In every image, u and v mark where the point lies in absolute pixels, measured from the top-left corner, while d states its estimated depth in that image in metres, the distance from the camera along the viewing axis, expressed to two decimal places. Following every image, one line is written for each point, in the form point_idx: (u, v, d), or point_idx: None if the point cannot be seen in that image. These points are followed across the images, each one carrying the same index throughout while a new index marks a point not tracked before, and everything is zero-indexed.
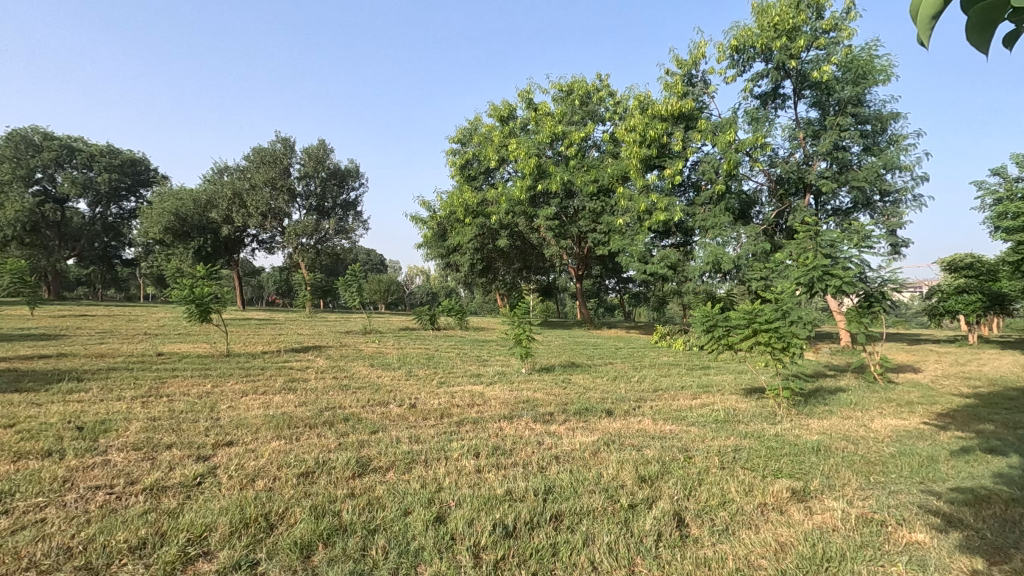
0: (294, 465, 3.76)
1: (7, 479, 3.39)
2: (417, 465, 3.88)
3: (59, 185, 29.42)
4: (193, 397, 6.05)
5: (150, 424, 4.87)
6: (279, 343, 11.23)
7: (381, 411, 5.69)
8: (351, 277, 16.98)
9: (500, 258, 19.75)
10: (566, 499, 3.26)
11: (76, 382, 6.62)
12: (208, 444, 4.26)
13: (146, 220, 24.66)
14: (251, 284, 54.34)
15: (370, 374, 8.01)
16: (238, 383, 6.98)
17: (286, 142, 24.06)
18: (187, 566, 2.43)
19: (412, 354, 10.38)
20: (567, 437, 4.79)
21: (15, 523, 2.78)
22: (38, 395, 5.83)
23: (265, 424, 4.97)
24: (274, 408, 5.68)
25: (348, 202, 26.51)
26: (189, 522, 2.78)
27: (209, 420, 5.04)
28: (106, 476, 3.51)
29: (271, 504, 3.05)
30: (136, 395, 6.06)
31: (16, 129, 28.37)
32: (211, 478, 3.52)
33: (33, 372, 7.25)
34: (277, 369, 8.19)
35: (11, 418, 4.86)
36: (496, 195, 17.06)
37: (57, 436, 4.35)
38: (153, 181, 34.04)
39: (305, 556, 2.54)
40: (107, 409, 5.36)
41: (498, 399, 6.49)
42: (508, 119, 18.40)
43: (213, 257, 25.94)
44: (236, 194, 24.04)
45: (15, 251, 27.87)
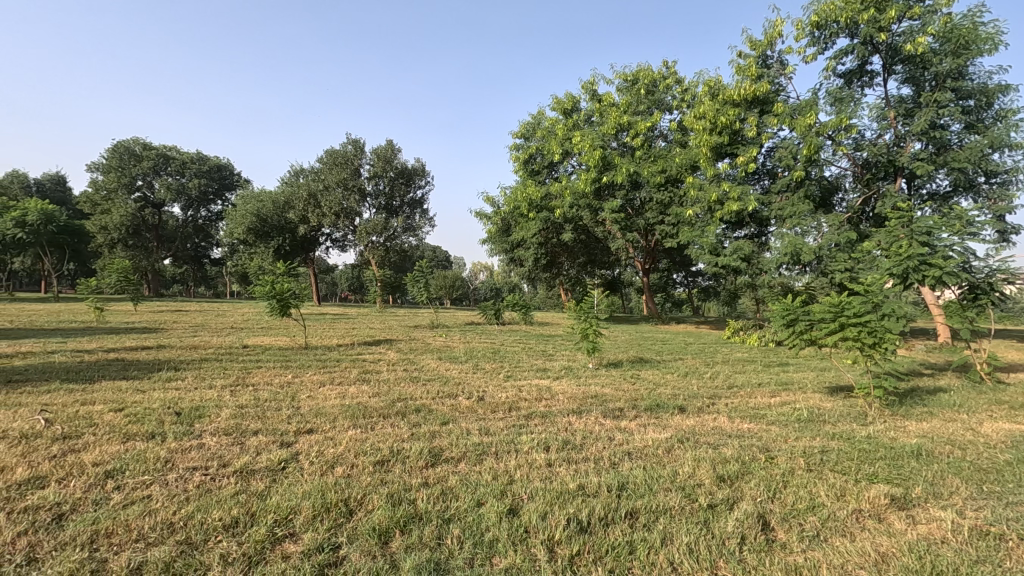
0: (370, 454, 3.88)
1: (118, 457, 3.72)
2: (488, 457, 3.90)
3: (157, 191, 31.97)
4: (275, 386, 6.41)
5: (239, 410, 5.20)
6: (352, 337, 11.69)
7: (451, 403, 5.79)
8: (418, 272, 17.42)
9: (564, 253, 19.63)
10: (641, 496, 3.15)
11: (174, 371, 7.19)
12: (291, 431, 4.48)
13: (231, 221, 26.37)
14: (324, 281, 57.18)
15: (439, 367, 8.18)
16: (315, 374, 7.32)
17: (356, 144, 24.96)
18: (275, 546, 2.55)
19: (479, 349, 10.50)
20: (639, 433, 4.67)
21: (126, 498, 3.03)
22: (143, 383, 6.37)
23: (342, 413, 5.18)
24: (349, 398, 5.91)
25: (415, 200, 27.21)
26: (276, 505, 2.92)
27: (290, 409, 5.32)
28: (202, 458, 3.77)
29: (350, 490, 3.15)
30: (226, 384, 6.50)
31: (120, 141, 30.93)
32: (294, 463, 3.69)
33: (138, 361, 7.92)
34: (351, 361, 8.53)
35: (120, 403, 5.34)
36: (559, 189, 16.94)
37: (159, 420, 4.74)
38: (237, 184, 36.39)
39: (383, 542, 2.60)
40: (201, 396, 5.77)
41: (566, 394, 6.44)
42: (572, 111, 18.18)
43: (291, 255, 27.52)
44: (311, 195, 25.23)
45: (121, 252, 30.72)
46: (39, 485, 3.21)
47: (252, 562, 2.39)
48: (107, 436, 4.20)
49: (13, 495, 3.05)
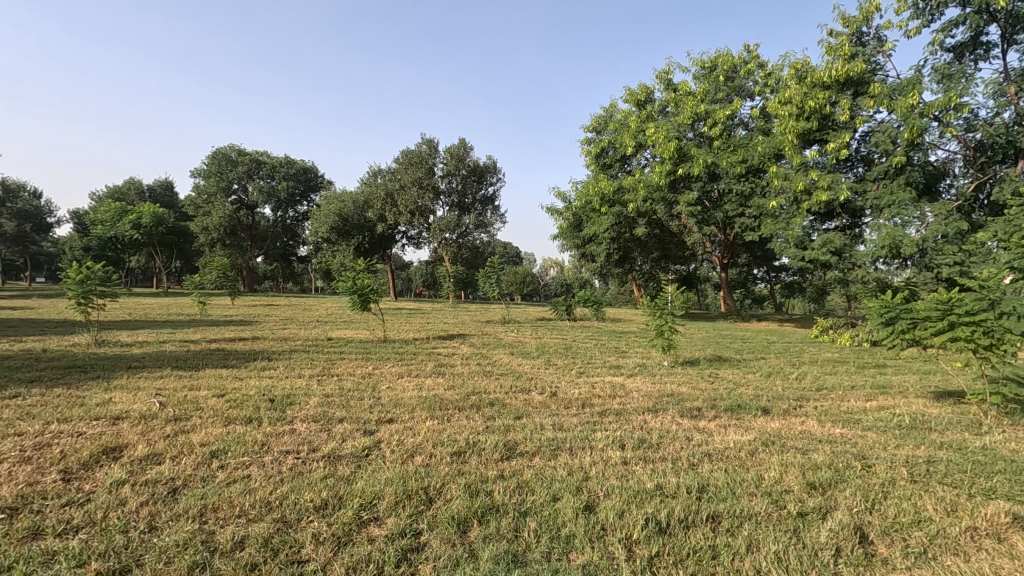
0: (447, 445, 3.98)
1: (221, 439, 4.05)
2: (562, 452, 3.89)
3: (250, 194, 34.43)
4: (358, 377, 6.73)
5: (325, 399, 5.52)
6: (428, 332, 12.05)
7: (524, 398, 5.82)
8: (490, 268, 17.67)
9: (637, 248, 19.20)
10: (723, 500, 3.03)
11: (267, 361, 7.73)
12: (373, 420, 4.69)
13: (316, 221, 27.91)
14: (400, 276, 59.30)
15: (512, 362, 8.26)
16: (394, 366, 7.62)
17: (430, 143, 25.62)
18: (361, 528, 2.68)
19: (550, 344, 10.50)
20: (719, 435, 4.48)
21: (229, 476, 3.29)
22: (241, 371, 6.90)
23: (419, 404, 5.36)
24: (426, 390, 6.11)
25: (486, 197, 27.57)
26: (361, 490, 3.06)
27: (372, 399, 5.57)
28: (294, 443, 4.02)
29: (429, 479, 3.25)
30: (313, 374, 6.91)
31: (219, 148, 33.51)
32: (377, 451, 3.86)
33: (236, 352, 8.57)
34: (427, 354, 8.81)
35: (222, 389, 5.82)
36: (632, 182, 16.56)
37: (256, 406, 5.12)
38: (321, 186, 38.50)
39: (462, 531, 2.66)
40: (292, 385, 6.17)
41: (641, 391, 6.31)
42: (646, 103, 17.71)
43: (369, 253, 28.80)
44: (388, 194, 26.20)
45: (220, 251, 33.35)
46: (156, 461, 3.56)
47: (340, 543, 2.53)
48: (212, 419, 4.59)
49: (135, 469, 3.39)
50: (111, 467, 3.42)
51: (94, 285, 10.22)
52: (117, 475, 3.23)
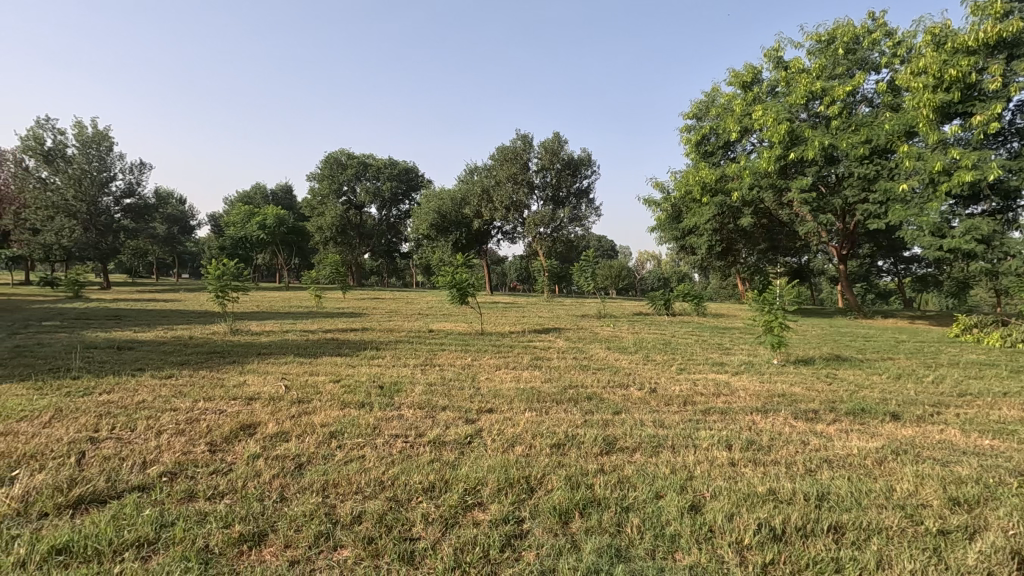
0: (547, 436, 4.02)
1: (339, 421, 4.39)
2: (664, 450, 3.78)
3: (358, 194, 36.80)
4: (459, 368, 7.00)
5: (429, 387, 5.79)
6: (523, 325, 12.22)
7: (622, 393, 5.73)
8: (585, 262, 17.51)
9: (742, 239, 18.13)
10: (846, 510, 2.79)
11: (375, 351, 8.25)
12: (474, 409, 4.85)
13: (417, 219, 29.27)
14: (495, 271, 60.53)
15: (609, 357, 8.16)
16: (492, 358, 7.82)
17: (525, 139, 25.83)
18: (467, 511, 2.78)
19: (648, 340, 10.23)
20: (840, 440, 4.12)
21: (347, 455, 3.56)
22: (353, 359, 7.43)
23: (518, 395, 5.46)
24: (524, 382, 6.21)
25: (581, 190, 27.30)
26: (466, 475, 3.18)
27: (472, 389, 5.75)
28: (402, 427, 4.27)
29: (531, 468, 3.31)
30: (417, 363, 7.27)
31: (331, 153, 36.14)
32: (479, 439, 3.98)
33: (348, 341, 9.24)
34: (524, 347, 8.92)
35: (337, 375, 6.30)
36: (737, 169, 15.62)
37: (367, 392, 5.49)
38: (421, 185, 40.23)
39: (564, 521, 2.68)
40: (398, 373, 6.54)
41: (748, 390, 5.97)
42: (752, 84, 16.61)
43: (467, 248, 29.70)
44: (485, 190, 26.82)
45: (332, 249, 36.01)
46: (285, 438, 3.94)
47: (448, 524, 2.64)
48: (330, 402, 5.00)
49: (267, 444, 3.77)
50: (247, 441, 3.83)
51: (229, 279, 11.46)
52: (253, 449, 3.62)
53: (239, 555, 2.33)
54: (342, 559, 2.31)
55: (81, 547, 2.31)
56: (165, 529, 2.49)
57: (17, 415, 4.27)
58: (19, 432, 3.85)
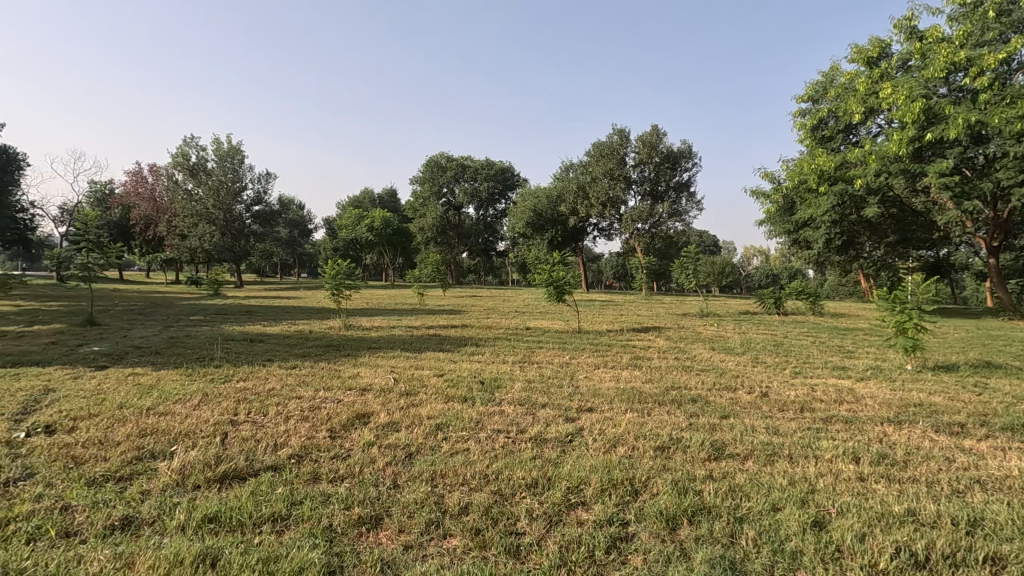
0: (650, 439, 3.90)
1: (444, 414, 4.56)
2: (780, 459, 3.53)
3: (457, 195, 38.10)
4: (556, 365, 7.00)
5: (528, 384, 5.85)
6: (621, 323, 11.96)
7: (730, 396, 5.42)
8: (685, 259, 16.83)
9: (866, 231, 16.49)
10: (1009, 541, 2.42)
11: (475, 347, 8.49)
12: (573, 408, 4.83)
13: (514, 218, 29.80)
14: (591, 268, 59.93)
15: (713, 358, 7.76)
16: (590, 357, 7.73)
17: (622, 133, 25.25)
18: (570, 510, 2.78)
19: (757, 340, 9.61)
20: (995, 459, 3.59)
21: (452, 448, 3.69)
22: (454, 355, 7.69)
23: (618, 395, 5.36)
24: (623, 381, 6.08)
25: (682, 183, 26.18)
26: (568, 474, 3.17)
27: (571, 387, 5.73)
28: (503, 423, 4.34)
29: (635, 471, 3.23)
30: (516, 360, 7.38)
31: (431, 157, 37.70)
32: (579, 437, 3.95)
33: (449, 337, 9.59)
34: (623, 346, 8.73)
35: (440, 370, 6.55)
36: (861, 154, 14.08)
37: (469, 387, 5.66)
38: (517, 184, 40.76)
39: (672, 528, 2.59)
40: (498, 369, 6.67)
41: (877, 398, 5.39)
42: (879, 59, 14.99)
43: (563, 246, 29.69)
44: (580, 187, 26.62)
45: (433, 249, 37.62)
46: (395, 428, 4.17)
47: (552, 521, 2.65)
48: (435, 396, 5.21)
49: (380, 433, 4.01)
50: (362, 430, 4.09)
51: (343, 278, 12.35)
52: (368, 438, 3.86)
53: (359, 535, 2.50)
54: (452, 548, 2.40)
55: (227, 517, 2.59)
56: (295, 507, 2.73)
57: (173, 397, 4.90)
58: (175, 413, 4.42)
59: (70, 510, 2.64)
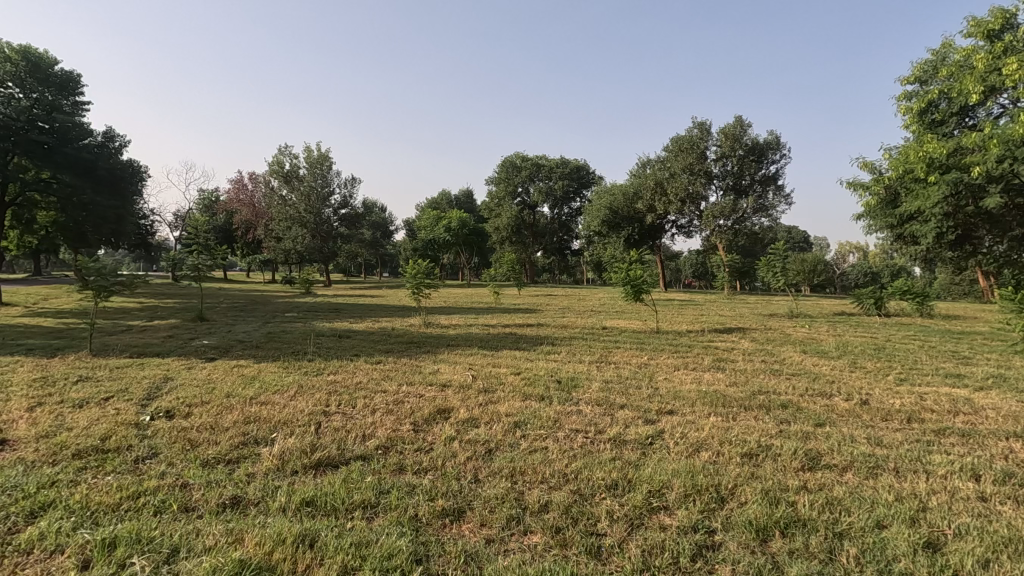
0: (737, 444, 3.73)
1: (522, 412, 4.60)
2: (884, 472, 3.25)
3: (532, 195, 38.28)
4: (635, 366, 6.86)
5: (606, 384, 5.77)
6: (702, 324, 11.50)
7: (825, 403, 5.07)
8: (772, 257, 15.91)
9: (985, 224, 14.82)
10: None
11: (551, 346, 8.48)
12: (653, 410, 4.71)
13: (589, 216, 29.58)
14: (670, 267, 58.14)
15: (805, 361, 7.28)
16: (669, 358, 7.50)
17: (703, 126, 24.28)
18: (652, 514, 2.71)
19: (856, 343, 8.90)
20: None
21: (531, 446, 3.72)
22: (531, 354, 7.74)
23: (700, 398, 5.17)
24: (706, 384, 5.85)
25: (768, 176, 24.77)
26: (650, 477, 3.10)
27: (650, 388, 5.59)
28: (581, 423, 4.32)
29: (721, 477, 3.10)
30: (592, 360, 7.31)
31: (507, 157, 38.11)
32: (660, 440, 3.85)
33: (526, 336, 9.66)
34: (704, 348, 8.39)
35: (517, 368, 6.62)
36: (980, 139, 11.75)
37: (546, 386, 5.67)
38: (592, 182, 40.28)
39: (762, 539, 2.46)
40: (574, 369, 6.65)
41: (1002, 411, 4.82)
42: (1001, 32, 13.39)
43: (640, 244, 29.03)
44: (658, 183, 25.92)
45: (508, 248, 38.07)
46: (475, 424, 4.26)
47: (633, 524, 2.60)
48: (513, 394, 5.27)
49: (460, 429, 4.12)
50: (444, 425, 4.22)
51: (422, 278, 12.76)
52: (449, 432, 3.98)
53: (443, 526, 2.57)
54: (532, 544, 2.42)
55: (322, 502, 2.77)
56: (383, 496, 2.86)
57: (272, 388, 5.29)
58: (274, 402, 4.77)
59: (189, 487, 2.92)
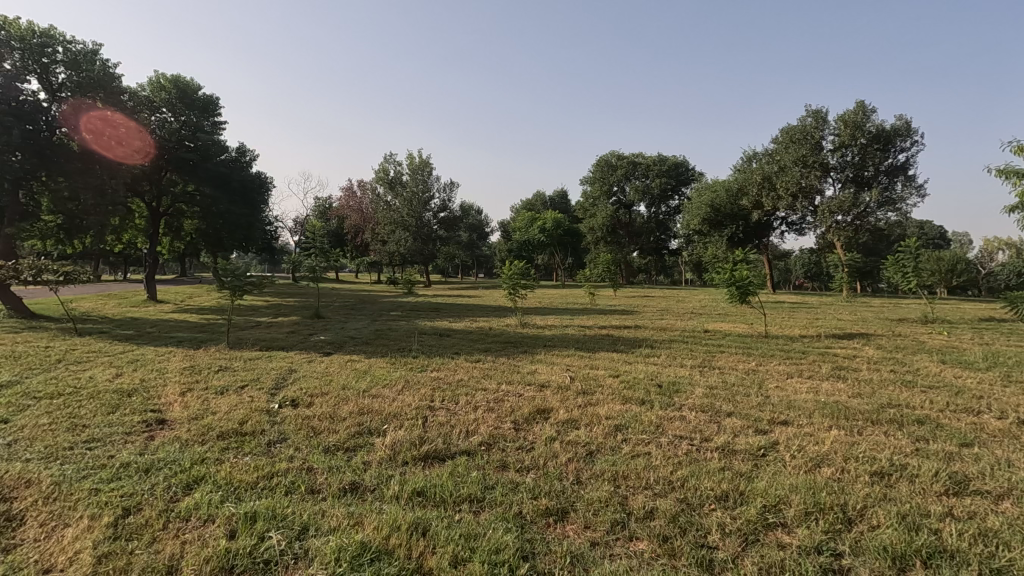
0: (865, 462, 3.40)
1: (622, 415, 4.52)
2: None
3: (628, 194, 37.47)
4: (741, 372, 6.50)
5: (710, 390, 5.51)
6: (818, 328, 10.63)
7: (971, 421, 4.47)
8: (902, 255, 14.27)
9: None
10: None
11: (650, 349, 8.24)
12: (764, 419, 4.42)
13: (688, 214, 28.56)
14: (778, 266, 54.41)
15: (946, 372, 6.47)
16: (781, 365, 6.99)
17: (817, 114, 22.41)
18: (769, 530, 2.55)
19: (1010, 353, 7.75)
20: None
21: (633, 450, 3.64)
22: (629, 356, 7.57)
23: (818, 409, 4.77)
24: (824, 394, 5.39)
25: (897, 166, 22.33)
26: (765, 491, 2.91)
27: (760, 396, 5.26)
28: (686, 429, 4.15)
29: (846, 496, 2.85)
30: (695, 364, 7.02)
31: (602, 157, 37.57)
32: (774, 452, 3.61)
33: (623, 338, 9.48)
34: (821, 355, 7.74)
35: (615, 371, 6.51)
36: None
37: (647, 389, 5.52)
38: (692, 178, 38.62)
39: (900, 569, 2.22)
40: (675, 373, 6.42)
41: None
42: None
43: (744, 243, 27.45)
44: (766, 177, 24.33)
45: (603, 248, 37.65)
46: (574, 426, 4.24)
47: (747, 540, 2.46)
48: (611, 397, 5.19)
49: (560, 430, 4.12)
50: (544, 425, 4.24)
51: (518, 278, 12.93)
52: (550, 433, 3.99)
53: (547, 525, 2.59)
54: (639, 551, 2.37)
55: (432, 493, 2.90)
56: (487, 492, 2.93)
57: (382, 382, 5.62)
58: (384, 396, 5.07)
59: (314, 471, 3.19)
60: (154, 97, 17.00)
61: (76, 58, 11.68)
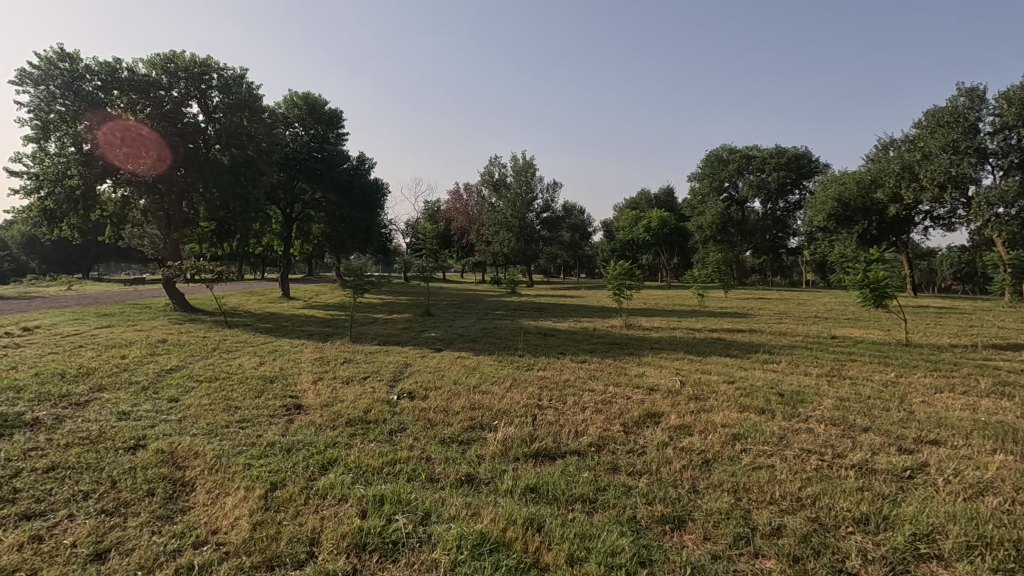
0: None
1: (740, 424, 4.26)
2: None
3: (740, 189, 35.34)
4: (878, 383, 5.86)
5: (842, 402, 5.03)
6: (974, 337, 9.31)
7: None
8: None
9: None
10: None
11: (769, 355, 7.71)
12: (909, 437, 3.94)
13: (812, 210, 26.61)
14: (921, 266, 48.39)
15: None
16: (926, 378, 6.20)
17: (972, 92, 19.53)
18: (920, 561, 2.28)
19: None
20: None
21: (755, 461, 3.42)
22: (745, 361, 7.14)
23: (979, 429, 4.17)
24: (985, 413, 4.70)
25: None
26: (915, 517, 2.60)
27: (902, 411, 4.71)
28: (815, 443, 3.82)
29: (1020, 531, 2.46)
30: (822, 373, 6.45)
31: (712, 152, 35.76)
32: (924, 475, 3.21)
33: (738, 342, 8.96)
34: (978, 368, 6.75)
35: (731, 376, 6.16)
36: None
37: (766, 398, 5.17)
38: (815, 171, 35.54)
39: None
40: (799, 381, 5.94)
41: None
42: None
43: (878, 240, 25.02)
44: (906, 167, 21.77)
45: (713, 247, 35.93)
46: (688, 432, 4.07)
47: (895, 569, 2.22)
48: (728, 404, 4.90)
49: (673, 435, 3.98)
50: (655, 429, 4.12)
51: (623, 279, 12.65)
52: (662, 437, 3.88)
53: (663, 533, 2.52)
54: (766, 569, 2.22)
55: (545, 490, 2.93)
56: (601, 493, 2.91)
57: (491, 379, 5.78)
58: (494, 392, 5.21)
59: (433, 461, 3.36)
60: (289, 113, 18.89)
61: (227, 82, 13.13)
